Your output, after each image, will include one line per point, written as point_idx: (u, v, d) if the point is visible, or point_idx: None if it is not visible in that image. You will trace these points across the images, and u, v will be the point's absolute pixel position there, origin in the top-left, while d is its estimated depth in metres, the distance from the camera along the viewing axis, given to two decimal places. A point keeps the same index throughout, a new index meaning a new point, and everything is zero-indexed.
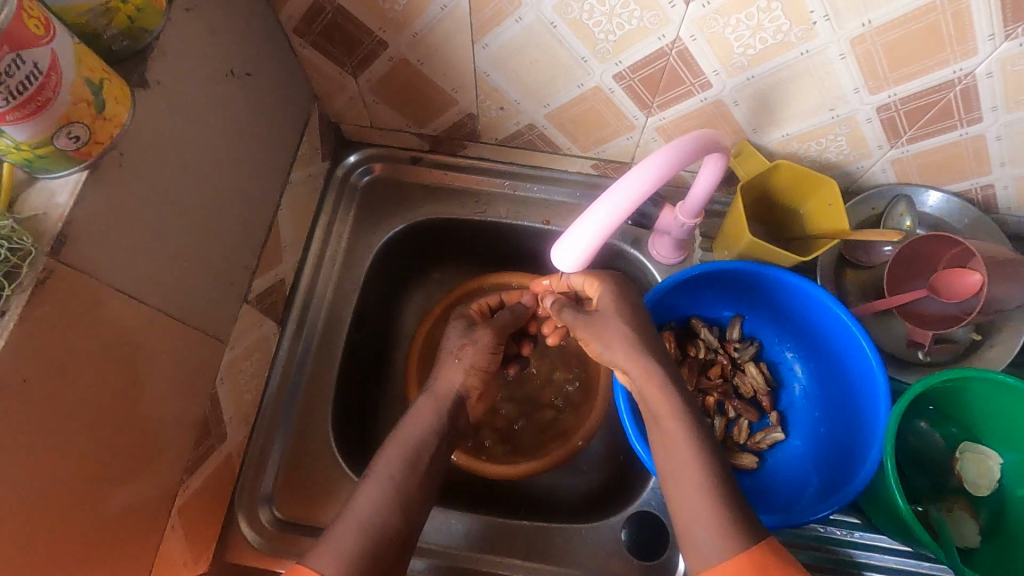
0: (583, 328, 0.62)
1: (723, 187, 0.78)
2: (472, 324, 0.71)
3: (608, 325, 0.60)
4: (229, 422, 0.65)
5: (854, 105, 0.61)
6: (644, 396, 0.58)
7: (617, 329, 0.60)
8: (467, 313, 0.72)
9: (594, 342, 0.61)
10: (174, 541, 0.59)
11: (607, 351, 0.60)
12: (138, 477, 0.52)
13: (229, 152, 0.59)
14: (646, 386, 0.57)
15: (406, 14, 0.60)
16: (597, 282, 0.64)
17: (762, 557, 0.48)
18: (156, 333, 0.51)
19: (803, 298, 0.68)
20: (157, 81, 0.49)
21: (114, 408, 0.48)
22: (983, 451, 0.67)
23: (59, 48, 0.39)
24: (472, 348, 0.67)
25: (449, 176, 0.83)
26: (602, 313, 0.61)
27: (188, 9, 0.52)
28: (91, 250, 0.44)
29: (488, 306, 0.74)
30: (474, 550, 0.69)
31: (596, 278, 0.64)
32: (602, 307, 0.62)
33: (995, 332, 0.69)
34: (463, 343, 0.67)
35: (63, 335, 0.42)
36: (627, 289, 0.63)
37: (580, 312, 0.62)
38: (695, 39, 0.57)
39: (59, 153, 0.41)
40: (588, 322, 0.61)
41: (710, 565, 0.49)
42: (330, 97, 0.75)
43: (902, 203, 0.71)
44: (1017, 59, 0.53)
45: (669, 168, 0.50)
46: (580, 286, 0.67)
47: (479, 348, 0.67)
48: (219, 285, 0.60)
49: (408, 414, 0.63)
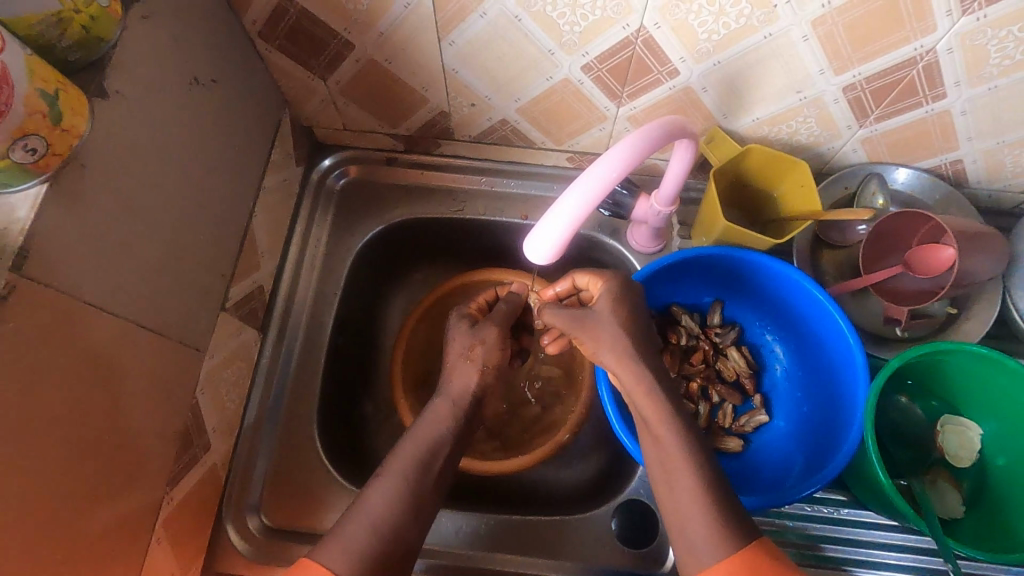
0: (581, 331, 0.61)
1: (697, 174, 0.78)
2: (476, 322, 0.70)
3: (602, 329, 0.60)
4: (212, 431, 0.65)
5: (820, 86, 0.62)
6: (635, 399, 0.58)
7: (605, 332, 0.60)
8: (467, 311, 0.71)
9: (587, 340, 0.61)
10: (160, 554, 0.58)
11: (600, 353, 0.60)
12: (119, 490, 0.51)
13: (196, 161, 0.59)
14: (636, 392, 0.58)
15: (370, 14, 0.60)
16: (600, 280, 0.63)
17: (757, 558, 0.48)
18: (131, 345, 0.51)
19: (780, 281, 0.68)
20: (118, 90, 0.49)
21: (88, 422, 0.47)
22: (963, 422, 0.68)
23: (10, 61, 0.39)
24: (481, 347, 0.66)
25: (426, 175, 0.83)
26: (602, 316, 0.61)
27: (146, 16, 0.51)
28: (55, 264, 0.43)
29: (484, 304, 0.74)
30: (470, 548, 0.69)
31: (600, 276, 0.63)
32: (601, 307, 0.61)
33: (970, 305, 0.70)
34: (472, 343, 0.66)
35: (33, 349, 0.42)
36: (618, 286, 0.62)
37: (569, 322, 0.62)
38: (659, 27, 0.57)
39: (16, 167, 0.40)
40: (586, 325, 0.61)
41: (705, 566, 0.49)
42: (301, 101, 0.75)
43: (873, 181, 0.72)
44: (974, 34, 0.54)
45: (634, 157, 0.50)
46: (583, 286, 0.66)
47: (489, 346, 0.66)
48: (194, 294, 0.59)
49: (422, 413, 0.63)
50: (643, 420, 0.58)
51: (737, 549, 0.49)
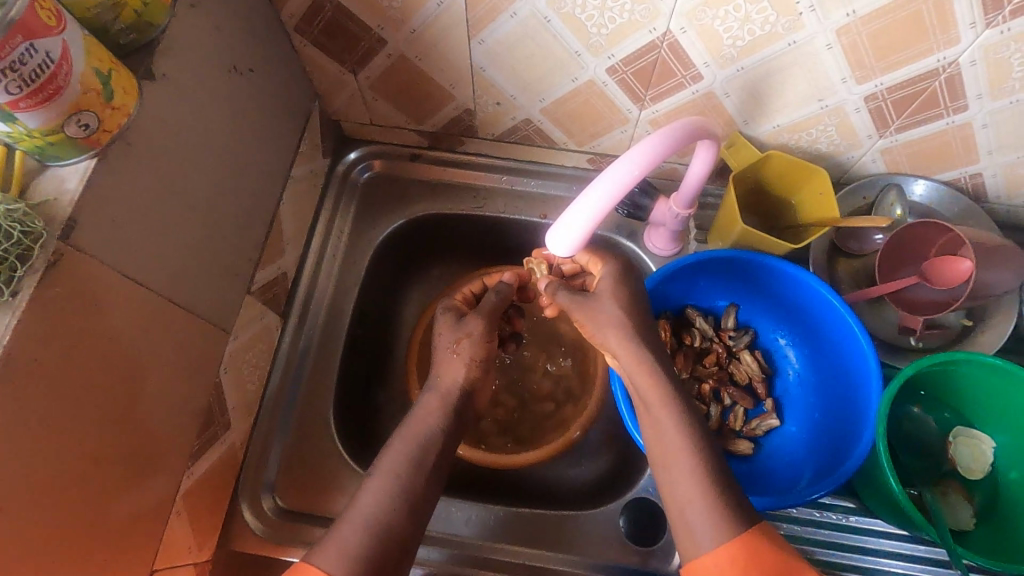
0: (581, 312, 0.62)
1: (715, 179, 0.79)
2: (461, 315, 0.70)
3: (605, 309, 0.61)
4: (233, 411, 0.67)
5: (842, 95, 0.62)
6: (637, 379, 0.58)
7: (604, 312, 0.60)
8: (453, 304, 0.72)
9: (588, 323, 0.61)
10: (178, 527, 0.60)
11: (602, 334, 0.60)
12: (144, 460, 0.53)
13: (231, 147, 0.60)
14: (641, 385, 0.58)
15: (404, 11, 0.62)
16: (600, 261, 0.64)
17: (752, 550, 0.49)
18: (163, 320, 0.53)
19: (796, 285, 0.69)
20: (163, 73, 0.51)
21: (120, 391, 0.49)
22: (976, 435, 0.68)
23: (70, 40, 0.41)
24: (467, 341, 0.66)
25: (448, 172, 0.84)
26: (602, 297, 0.61)
27: (192, 5, 0.54)
28: (99, 237, 0.45)
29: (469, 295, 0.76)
30: (478, 538, 0.70)
31: (600, 257, 0.65)
32: (602, 289, 0.62)
33: (986, 318, 0.70)
34: (458, 337, 0.66)
35: (75, 316, 0.44)
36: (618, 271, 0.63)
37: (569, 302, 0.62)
38: (685, 31, 0.58)
39: (68, 141, 0.43)
40: (585, 305, 0.61)
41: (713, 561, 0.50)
42: (331, 94, 0.77)
43: (892, 192, 0.73)
44: (998, 47, 0.55)
45: (658, 155, 0.51)
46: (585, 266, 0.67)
47: (475, 339, 0.66)
48: (223, 275, 0.61)
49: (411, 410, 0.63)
50: (643, 401, 0.58)
51: (746, 541, 0.49)
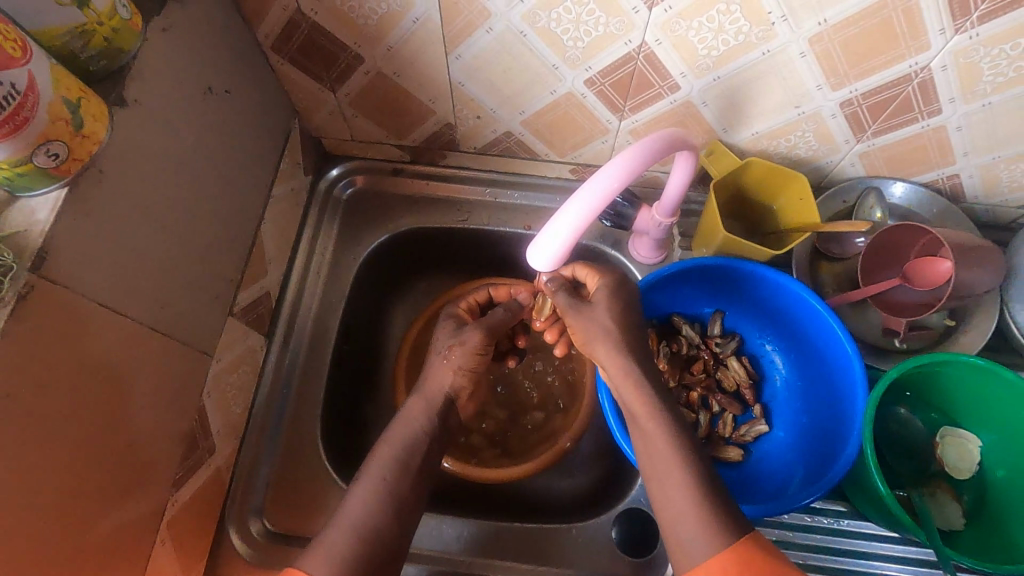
0: (575, 318, 0.63)
1: (697, 187, 0.80)
2: (463, 323, 0.70)
3: (598, 320, 0.62)
4: (217, 434, 0.66)
5: (818, 101, 0.63)
6: (626, 397, 0.59)
7: (597, 324, 0.62)
8: (455, 311, 0.72)
9: (580, 330, 0.63)
10: (164, 555, 0.59)
11: (592, 344, 0.62)
12: (125, 490, 0.52)
13: (208, 169, 0.60)
14: (635, 390, 0.58)
15: (380, 28, 0.62)
16: (599, 274, 0.65)
17: (733, 545, 0.49)
18: (141, 347, 0.52)
19: (779, 291, 0.69)
20: (135, 99, 0.50)
21: (100, 421, 0.48)
22: (962, 435, 0.68)
23: (36, 70, 0.40)
24: (460, 350, 0.65)
25: (431, 186, 0.84)
26: (597, 310, 0.62)
27: (164, 29, 0.53)
28: (72, 266, 0.45)
29: (475, 304, 0.74)
30: (467, 554, 0.69)
31: (599, 270, 0.66)
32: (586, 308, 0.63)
33: (969, 317, 0.71)
34: (452, 344, 0.66)
35: (49, 349, 0.43)
36: (614, 282, 0.64)
37: (568, 307, 0.64)
38: (660, 43, 0.59)
39: (38, 170, 0.42)
40: (581, 314, 0.63)
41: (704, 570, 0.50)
42: (310, 111, 0.77)
43: (871, 195, 0.73)
44: (968, 52, 0.55)
45: (636, 168, 0.51)
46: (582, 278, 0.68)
47: (468, 349, 0.66)
48: (203, 299, 0.61)
49: (396, 416, 0.63)
50: (632, 416, 0.59)
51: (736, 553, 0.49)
